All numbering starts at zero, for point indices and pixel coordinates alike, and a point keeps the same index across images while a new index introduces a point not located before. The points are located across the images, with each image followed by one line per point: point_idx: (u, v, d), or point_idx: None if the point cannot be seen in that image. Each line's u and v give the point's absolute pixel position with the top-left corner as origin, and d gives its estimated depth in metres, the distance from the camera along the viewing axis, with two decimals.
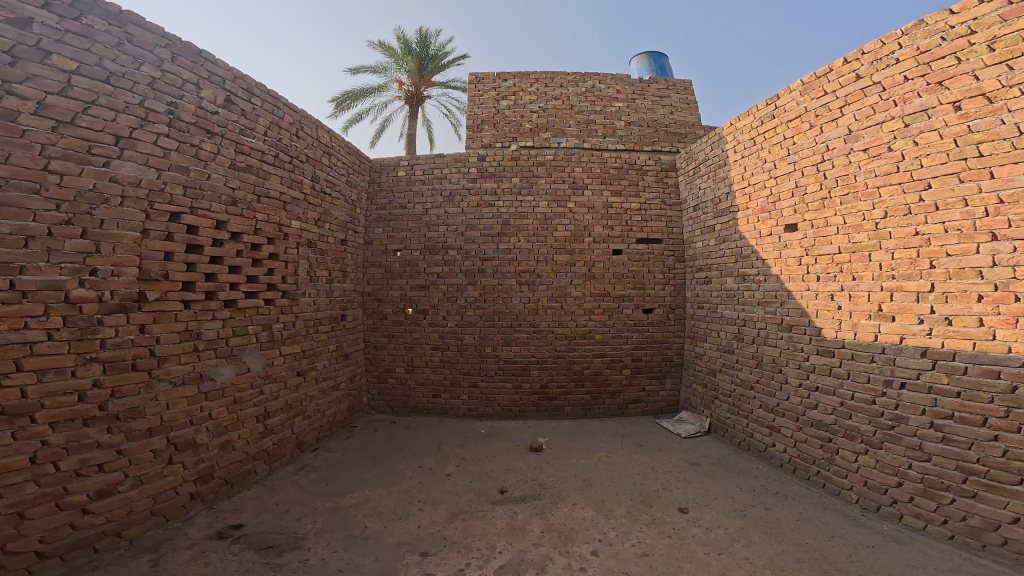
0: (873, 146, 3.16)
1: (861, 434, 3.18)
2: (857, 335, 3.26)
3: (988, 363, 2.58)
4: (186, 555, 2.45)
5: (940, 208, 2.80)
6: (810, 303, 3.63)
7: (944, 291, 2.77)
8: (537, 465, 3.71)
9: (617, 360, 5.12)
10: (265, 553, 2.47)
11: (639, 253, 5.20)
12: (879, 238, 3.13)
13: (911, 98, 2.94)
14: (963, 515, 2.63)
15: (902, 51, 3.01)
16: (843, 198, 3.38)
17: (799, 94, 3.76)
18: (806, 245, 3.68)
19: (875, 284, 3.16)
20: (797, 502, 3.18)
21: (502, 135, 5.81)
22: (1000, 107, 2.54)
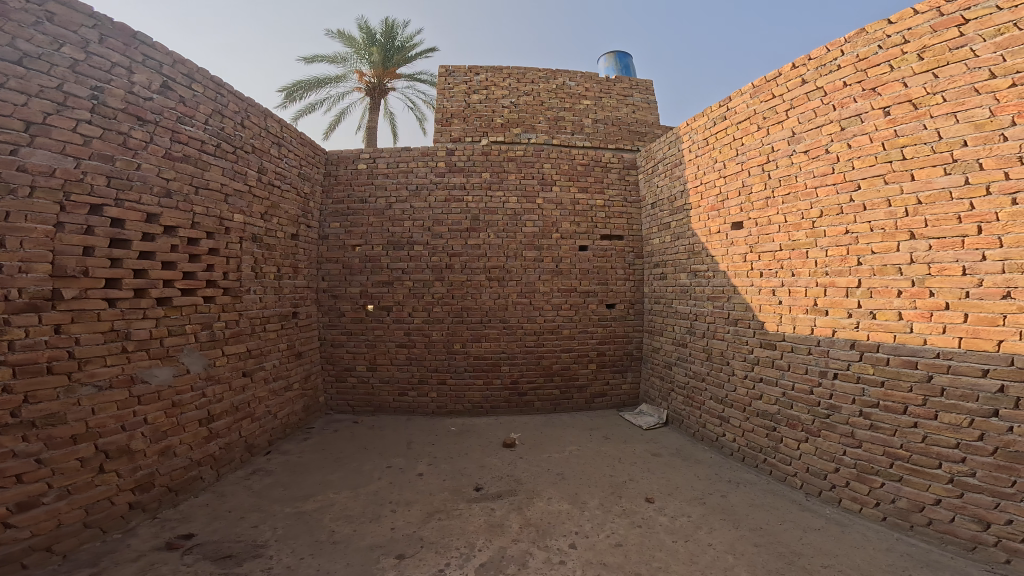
0: (813, 148, 3.34)
1: (801, 423, 3.38)
2: (796, 329, 3.47)
3: (906, 354, 2.79)
4: (131, 568, 2.33)
5: (867, 207, 3.00)
6: (754, 299, 3.82)
7: (869, 287, 2.99)
8: (512, 461, 3.76)
9: (583, 355, 5.21)
10: (222, 563, 2.38)
11: (602, 249, 5.30)
12: (814, 236, 3.32)
13: (848, 103, 3.13)
14: (892, 498, 2.82)
15: (843, 58, 3.18)
16: (784, 197, 3.56)
17: (750, 97, 3.90)
18: (750, 243, 3.87)
19: (810, 279, 3.35)
20: (748, 489, 3.34)
21: (472, 130, 5.76)
22: (923, 113, 2.74)
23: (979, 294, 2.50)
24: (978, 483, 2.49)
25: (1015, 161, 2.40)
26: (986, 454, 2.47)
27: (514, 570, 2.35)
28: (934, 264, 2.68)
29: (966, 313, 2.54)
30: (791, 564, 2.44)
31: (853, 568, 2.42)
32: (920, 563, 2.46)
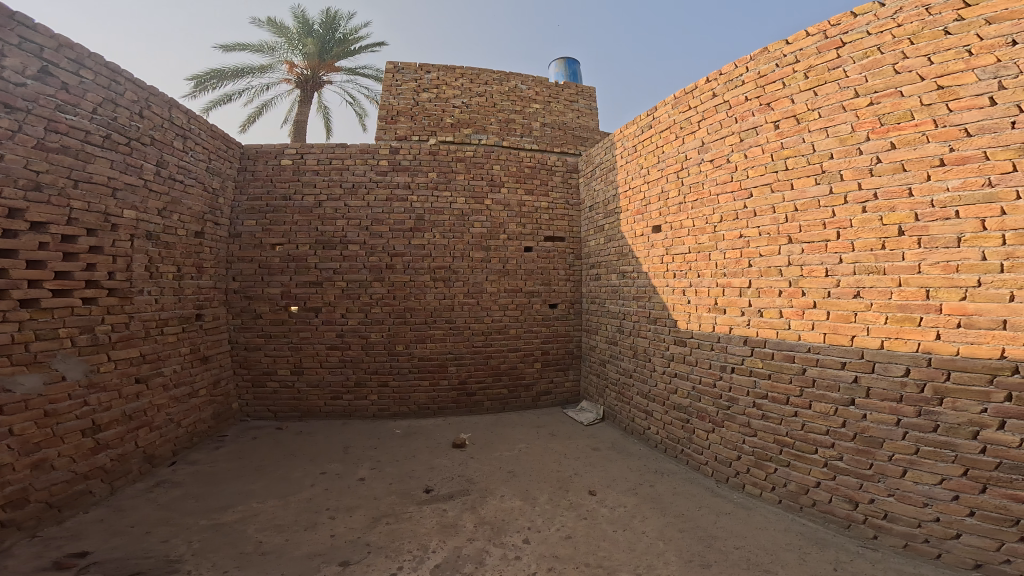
0: (717, 158, 3.61)
1: (708, 414, 3.62)
2: (700, 326, 3.74)
3: (786, 349, 3.09)
4: None
5: (756, 214, 3.30)
6: (669, 298, 4.06)
7: (757, 287, 3.29)
8: (462, 461, 3.76)
9: (529, 354, 5.31)
10: None
11: (546, 250, 5.43)
12: (715, 240, 3.60)
13: (747, 116, 3.39)
14: (784, 482, 3.06)
15: (747, 74, 3.43)
16: (693, 203, 3.83)
17: (672, 107, 4.10)
18: (666, 245, 4.12)
19: (713, 280, 3.63)
20: (668, 479, 3.52)
21: (420, 128, 5.70)
22: (803, 127, 3.02)
23: (838, 293, 2.82)
24: (846, 466, 2.76)
25: (867, 173, 2.71)
26: (849, 439, 2.75)
27: (471, 569, 2.36)
28: (805, 266, 2.99)
29: (829, 311, 2.86)
30: (706, 547, 2.61)
31: (758, 548, 2.61)
32: (808, 540, 2.69)
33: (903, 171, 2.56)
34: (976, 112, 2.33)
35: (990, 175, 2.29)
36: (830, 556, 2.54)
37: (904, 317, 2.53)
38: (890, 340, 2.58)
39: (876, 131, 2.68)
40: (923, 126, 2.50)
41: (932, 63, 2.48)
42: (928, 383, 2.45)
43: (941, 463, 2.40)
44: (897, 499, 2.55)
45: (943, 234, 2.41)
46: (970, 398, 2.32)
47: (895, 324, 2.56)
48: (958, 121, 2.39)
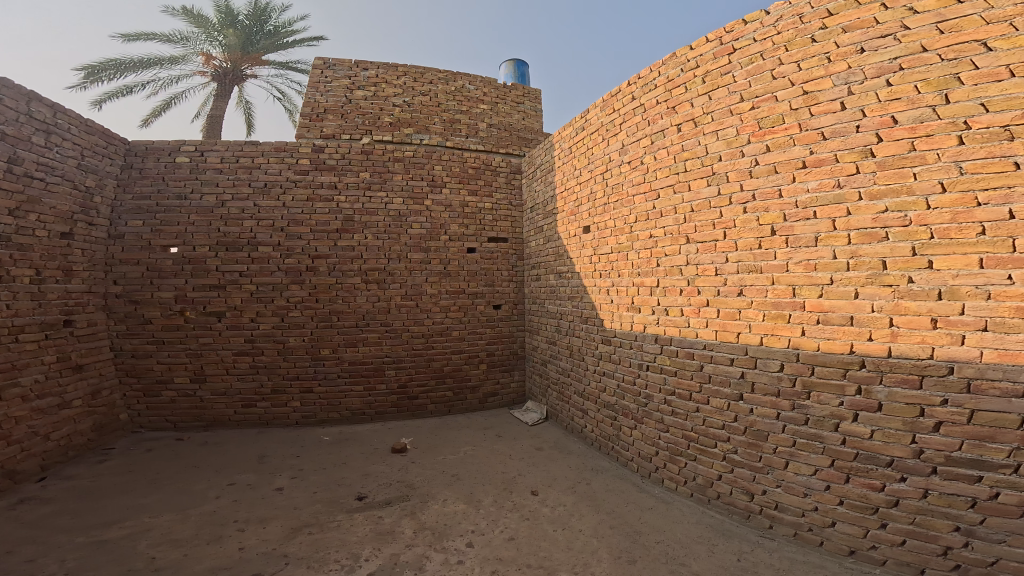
0: (634, 159, 3.74)
1: (630, 411, 3.74)
2: (621, 325, 3.88)
3: (686, 346, 3.26)
4: None
5: (663, 214, 3.46)
6: (597, 298, 4.17)
7: (664, 286, 3.45)
8: (401, 467, 3.72)
9: (474, 356, 5.32)
10: None
11: (489, 251, 5.45)
12: (632, 240, 3.75)
13: (656, 120, 3.54)
14: (693, 476, 3.19)
15: (658, 78, 3.56)
16: (615, 204, 3.96)
17: (600, 110, 4.18)
18: (594, 245, 4.22)
19: (630, 280, 3.77)
20: (600, 476, 3.59)
21: (352, 126, 5.58)
22: (699, 131, 3.20)
23: (725, 291, 3.01)
24: (740, 459, 2.91)
25: (747, 175, 2.89)
26: (740, 433, 2.91)
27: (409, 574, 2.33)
28: (700, 265, 3.17)
29: (719, 310, 3.05)
30: (631, 543, 2.68)
31: (675, 541, 2.70)
32: (716, 532, 2.80)
33: (775, 173, 2.76)
34: (830, 116, 2.54)
35: (839, 177, 2.50)
36: (734, 546, 2.64)
37: (777, 315, 2.73)
38: (768, 336, 2.78)
39: (756, 134, 2.86)
40: (790, 129, 2.70)
41: (800, 69, 2.68)
42: (798, 378, 2.63)
43: (813, 454, 2.59)
44: (783, 489, 2.72)
45: (805, 233, 2.62)
46: (830, 391, 2.51)
47: (771, 322, 2.76)
48: (816, 125, 2.59)
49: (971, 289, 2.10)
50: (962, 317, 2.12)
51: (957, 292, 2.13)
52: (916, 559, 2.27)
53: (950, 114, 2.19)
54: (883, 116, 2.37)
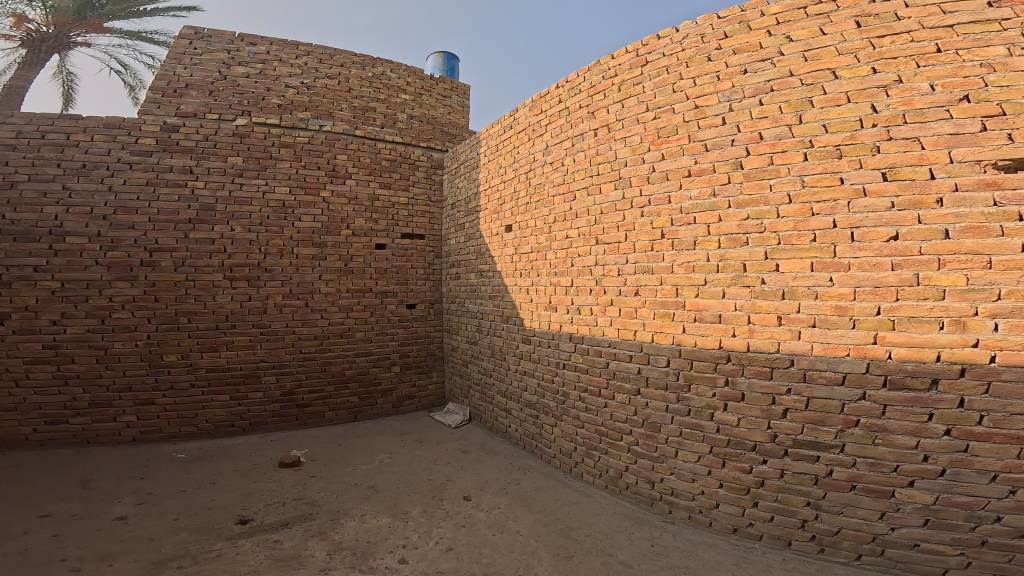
0: (555, 161, 3.91)
1: (549, 408, 3.90)
2: (539, 323, 4.05)
3: (595, 344, 3.50)
4: None
5: (578, 214, 3.68)
6: (518, 297, 4.30)
7: (578, 286, 3.67)
8: (298, 483, 3.51)
9: (384, 358, 5.22)
10: None
11: (402, 248, 5.42)
12: (551, 240, 3.93)
13: (577, 124, 3.73)
14: (606, 468, 3.39)
15: (583, 83, 3.72)
16: (537, 203, 4.10)
17: (528, 110, 4.26)
18: (516, 245, 4.35)
19: (548, 279, 3.95)
20: (528, 474, 3.70)
21: (222, 106, 4.85)
22: (612, 136, 3.44)
23: (625, 291, 3.30)
24: (641, 450, 3.17)
25: (646, 180, 3.20)
26: (640, 426, 3.18)
27: None
28: (606, 266, 3.44)
29: (621, 308, 3.33)
30: (566, 538, 2.81)
31: (602, 532, 2.87)
32: (631, 520, 3.01)
33: (667, 180, 3.08)
34: (714, 130, 2.90)
35: (715, 186, 2.86)
36: (647, 533, 2.86)
37: (664, 313, 3.06)
38: (657, 334, 3.09)
39: (655, 143, 3.16)
40: (681, 140, 3.03)
41: (695, 85, 2.99)
42: (680, 372, 2.96)
43: (696, 442, 2.90)
44: (676, 477, 2.99)
45: (686, 237, 2.96)
46: (705, 384, 2.85)
47: (660, 320, 3.08)
48: (702, 137, 2.94)
49: (805, 290, 2.52)
50: (798, 314, 2.54)
51: (795, 292, 2.55)
52: (783, 532, 2.63)
53: (801, 133, 2.60)
54: (752, 133, 2.76)
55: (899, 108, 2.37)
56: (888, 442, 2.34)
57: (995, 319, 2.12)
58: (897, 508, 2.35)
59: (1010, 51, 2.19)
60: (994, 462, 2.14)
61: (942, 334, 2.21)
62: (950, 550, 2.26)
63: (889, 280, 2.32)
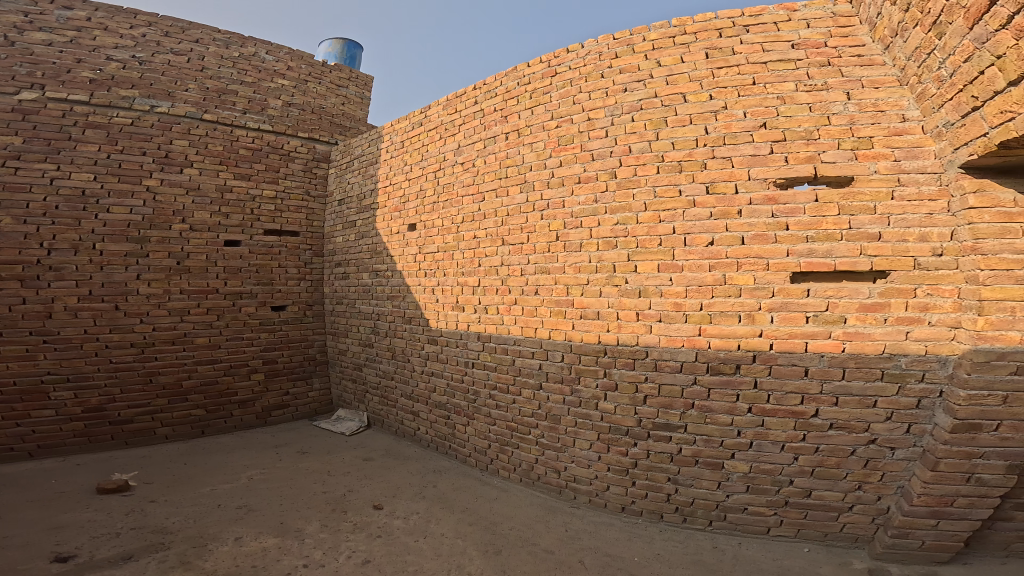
0: (466, 161, 4.04)
1: (460, 408, 4.02)
2: (447, 323, 4.13)
3: (502, 342, 3.68)
4: None
5: (486, 215, 3.84)
6: (422, 297, 4.35)
7: (484, 285, 3.82)
8: (141, 510, 3.12)
9: (237, 365, 4.85)
10: None
11: (266, 245, 5.12)
12: (458, 240, 4.05)
13: (490, 126, 3.89)
14: (518, 462, 3.62)
15: (499, 87, 3.89)
16: (446, 203, 4.21)
17: (443, 109, 4.37)
18: (421, 243, 4.41)
19: (456, 279, 4.06)
20: (445, 475, 3.80)
21: (2, 76, 4.19)
22: (521, 141, 3.66)
23: (527, 290, 3.53)
24: (547, 442, 3.45)
25: (546, 185, 3.47)
26: (543, 418, 3.46)
27: None
28: (511, 266, 3.64)
29: (523, 307, 3.56)
30: (492, 534, 2.99)
31: (521, 524, 3.10)
32: (545, 509, 3.28)
33: (563, 186, 3.39)
34: (600, 140, 3.25)
35: (596, 193, 3.23)
36: (560, 519, 3.15)
37: (558, 310, 3.36)
38: (553, 331, 3.38)
39: (555, 151, 3.44)
40: (575, 149, 3.35)
41: (590, 98, 3.34)
42: (571, 365, 3.28)
43: (586, 430, 3.26)
44: (577, 464, 3.32)
45: (575, 239, 3.29)
46: (590, 376, 3.21)
47: (555, 317, 3.37)
48: (592, 147, 3.28)
49: (654, 288, 2.97)
50: (649, 311, 2.99)
51: (647, 291, 2.99)
52: (656, 506, 3.06)
53: (657, 149, 3.04)
54: (624, 146, 3.15)
55: (722, 131, 2.90)
56: (714, 420, 2.84)
57: (771, 313, 2.70)
58: (727, 478, 2.87)
59: (796, 87, 2.81)
60: (781, 433, 2.73)
61: (740, 325, 2.76)
62: (766, 511, 2.82)
63: (707, 280, 2.83)
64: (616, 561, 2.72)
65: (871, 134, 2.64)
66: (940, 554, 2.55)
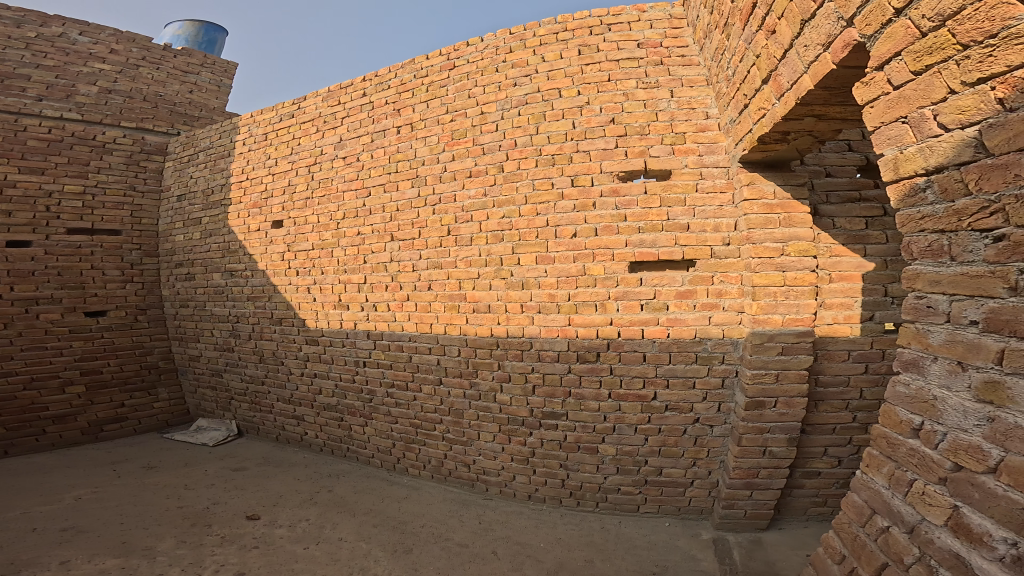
0: (350, 155, 4.03)
1: (356, 408, 4.20)
2: (330, 322, 4.21)
3: (397, 339, 3.84)
4: None
5: (374, 211, 3.88)
6: (295, 297, 4.41)
7: (373, 283, 3.91)
8: None
9: (44, 376, 4.89)
10: None
11: (72, 245, 5.07)
12: (337, 237, 4.07)
13: (381, 120, 3.91)
14: (428, 459, 3.91)
15: (394, 79, 3.90)
16: (323, 198, 4.18)
17: (324, 100, 4.28)
18: (289, 242, 4.41)
19: (339, 277, 4.11)
20: (343, 478, 4.06)
21: None
22: (414, 135, 3.72)
23: (420, 286, 3.67)
24: (453, 438, 3.73)
25: (438, 180, 3.58)
26: (447, 414, 3.72)
27: None
28: (402, 262, 3.74)
29: (417, 303, 3.70)
30: (402, 534, 3.29)
31: (434, 521, 3.42)
32: (460, 504, 3.61)
33: (455, 180, 3.51)
34: (491, 135, 3.40)
35: (486, 187, 3.38)
36: (475, 513, 3.49)
37: (452, 305, 3.54)
38: (449, 326, 3.58)
39: (448, 144, 3.55)
40: (467, 142, 3.47)
41: (483, 91, 3.46)
42: (469, 359, 3.52)
43: (488, 421, 3.56)
44: (485, 457, 3.65)
45: (465, 233, 3.45)
46: (487, 368, 3.46)
47: (449, 312, 3.56)
48: (483, 141, 3.41)
49: (534, 280, 3.23)
50: (531, 303, 3.27)
51: (528, 283, 3.25)
52: (556, 493, 3.47)
53: (537, 143, 3.25)
54: (511, 140, 3.32)
55: (584, 126, 3.15)
56: (586, 407, 3.25)
57: (617, 302, 3.07)
58: (603, 461, 3.30)
59: (636, 85, 3.10)
60: (635, 415, 3.17)
61: (597, 315, 3.11)
62: (634, 489, 3.29)
63: (572, 270, 3.14)
64: (524, 549, 3.10)
65: (684, 131, 3.00)
66: (759, 521, 3.10)
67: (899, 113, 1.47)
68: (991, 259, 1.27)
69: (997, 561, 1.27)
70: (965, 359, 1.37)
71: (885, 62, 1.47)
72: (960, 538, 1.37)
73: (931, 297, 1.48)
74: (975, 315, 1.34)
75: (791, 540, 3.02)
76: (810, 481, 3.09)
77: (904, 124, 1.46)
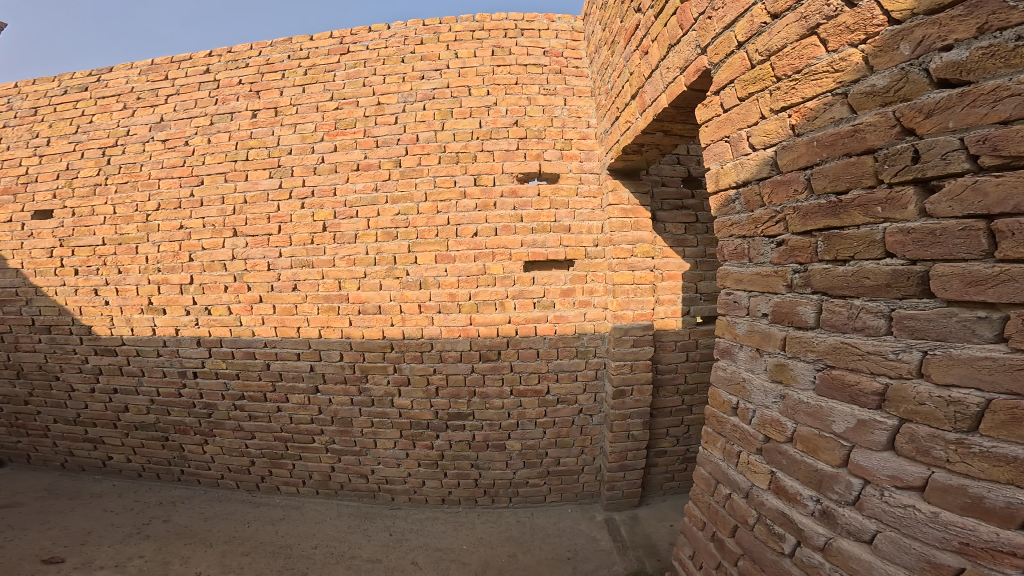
0: (173, 138, 3.48)
1: (190, 427, 3.72)
2: (134, 329, 3.61)
3: (246, 346, 3.44)
4: None
5: (205, 204, 3.41)
6: (76, 300, 3.66)
7: (202, 283, 3.42)
8: None
9: None
10: None
11: None
12: (147, 230, 3.47)
13: (228, 101, 3.45)
14: (309, 474, 3.63)
15: (258, 57, 3.50)
16: (123, 185, 3.53)
17: (142, 74, 3.64)
18: (60, 236, 3.63)
19: (155, 277, 3.49)
20: (183, 505, 3.61)
21: None
22: (278, 121, 3.37)
23: (280, 287, 3.32)
24: (340, 447, 3.51)
25: (312, 171, 3.30)
26: (331, 423, 3.47)
27: None
28: (254, 260, 3.35)
29: (276, 305, 3.34)
30: (286, 558, 3.05)
31: (334, 539, 3.22)
32: (361, 518, 3.45)
33: (335, 172, 3.27)
34: (387, 127, 3.25)
35: (377, 182, 3.23)
36: (385, 525, 3.37)
37: (329, 308, 3.30)
38: (324, 329, 3.33)
39: (329, 134, 3.29)
40: (357, 133, 3.27)
41: (385, 82, 3.31)
42: (356, 364, 3.33)
43: (387, 428, 3.42)
44: (385, 465, 3.51)
45: (348, 230, 3.24)
46: (379, 372, 3.32)
47: (326, 315, 3.31)
48: (376, 134, 3.25)
49: (433, 279, 3.19)
50: (430, 303, 3.22)
51: (427, 282, 3.20)
52: (470, 493, 3.50)
53: (441, 139, 3.20)
54: (411, 134, 3.23)
55: (491, 126, 3.19)
56: (491, 405, 3.32)
57: (515, 300, 3.19)
58: (511, 456, 3.42)
59: (538, 90, 3.24)
60: (535, 410, 3.34)
61: (496, 314, 3.20)
62: (540, 481, 3.48)
63: (473, 270, 3.18)
64: (447, 554, 3.08)
65: (571, 137, 3.24)
66: (633, 498, 3.49)
67: (724, 133, 1.70)
68: (775, 261, 1.51)
69: (811, 515, 1.44)
70: (761, 345, 1.61)
71: (722, 87, 1.69)
72: (781, 498, 1.54)
73: (736, 293, 1.72)
74: (766, 308, 1.58)
75: (657, 513, 3.45)
76: (662, 458, 3.58)
77: (727, 143, 1.70)
